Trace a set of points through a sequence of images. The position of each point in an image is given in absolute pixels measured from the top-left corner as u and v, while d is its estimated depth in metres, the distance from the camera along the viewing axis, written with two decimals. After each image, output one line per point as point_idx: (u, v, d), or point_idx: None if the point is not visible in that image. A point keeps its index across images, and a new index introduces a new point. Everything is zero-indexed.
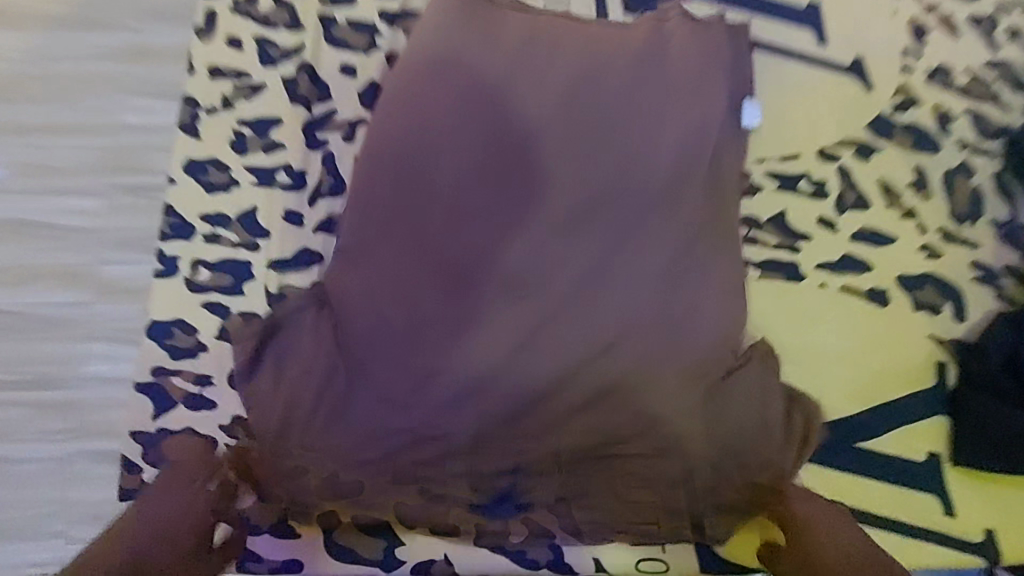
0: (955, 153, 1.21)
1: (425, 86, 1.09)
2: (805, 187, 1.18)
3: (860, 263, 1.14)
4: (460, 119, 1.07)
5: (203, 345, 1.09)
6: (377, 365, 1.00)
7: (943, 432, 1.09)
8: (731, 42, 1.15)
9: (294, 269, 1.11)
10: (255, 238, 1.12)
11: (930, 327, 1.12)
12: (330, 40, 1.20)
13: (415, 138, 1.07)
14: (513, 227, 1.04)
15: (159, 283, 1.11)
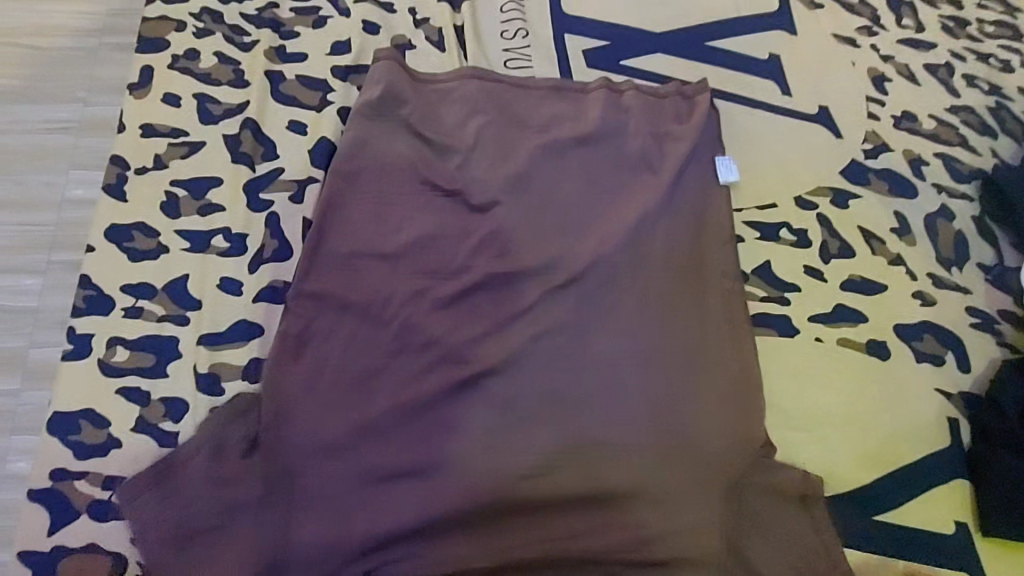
0: (932, 196, 1.17)
1: (370, 171, 1.05)
2: (787, 236, 1.12)
3: (853, 313, 1.06)
4: (410, 207, 1.03)
5: (117, 438, 0.91)
6: (326, 478, 0.87)
7: (968, 500, 0.97)
8: (684, 101, 1.17)
9: (228, 343, 0.97)
10: (184, 310, 0.98)
11: (934, 380, 1.04)
12: (277, 95, 1.13)
13: (363, 223, 1.02)
14: (471, 313, 0.98)
15: (68, 367, 0.94)
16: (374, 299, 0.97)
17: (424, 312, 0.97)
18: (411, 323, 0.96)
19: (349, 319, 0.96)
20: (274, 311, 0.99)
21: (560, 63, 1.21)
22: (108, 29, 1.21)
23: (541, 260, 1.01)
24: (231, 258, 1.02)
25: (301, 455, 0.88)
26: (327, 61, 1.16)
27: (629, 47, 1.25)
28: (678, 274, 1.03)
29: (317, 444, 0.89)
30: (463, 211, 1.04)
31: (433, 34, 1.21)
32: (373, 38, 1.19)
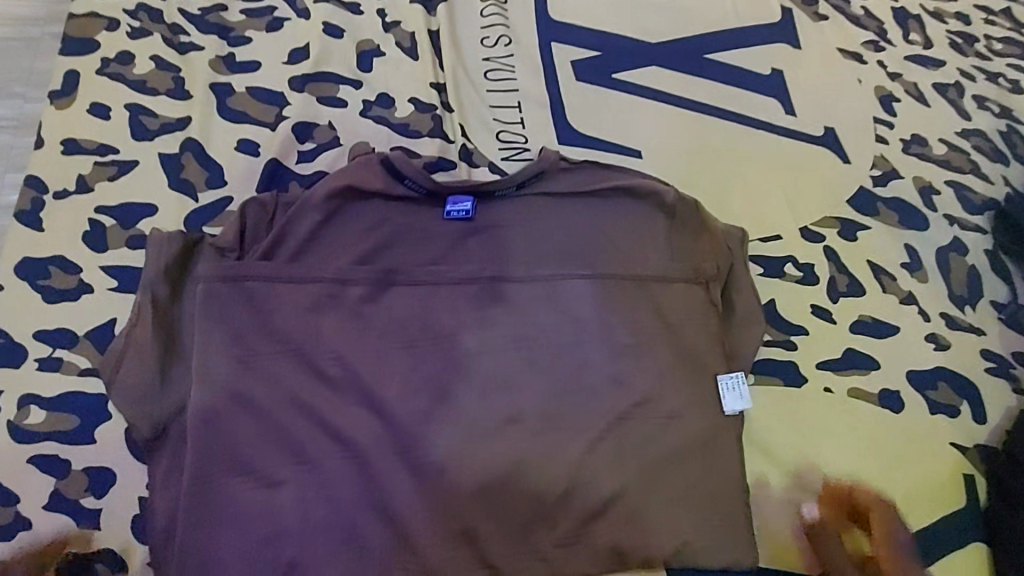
0: (944, 228, 1.10)
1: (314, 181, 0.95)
2: (792, 271, 1.03)
3: (866, 361, 0.98)
4: None
5: (27, 518, 0.78)
6: None
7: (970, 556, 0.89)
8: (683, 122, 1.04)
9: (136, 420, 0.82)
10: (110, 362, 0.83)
11: (950, 431, 0.96)
12: (224, 110, 0.98)
13: None
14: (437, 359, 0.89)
15: None
16: (331, 362, 0.87)
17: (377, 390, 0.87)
18: (370, 381, 0.87)
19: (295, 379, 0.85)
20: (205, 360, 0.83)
21: (547, 76, 1.09)
22: (17, 15, 1.04)
23: (508, 323, 0.92)
24: (145, 291, 0.85)
25: (228, 471, 0.80)
26: (283, 70, 1.02)
27: (624, 58, 1.14)
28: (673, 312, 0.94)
29: (255, 459, 0.81)
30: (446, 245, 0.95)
31: (404, 39, 1.07)
32: (336, 42, 1.05)
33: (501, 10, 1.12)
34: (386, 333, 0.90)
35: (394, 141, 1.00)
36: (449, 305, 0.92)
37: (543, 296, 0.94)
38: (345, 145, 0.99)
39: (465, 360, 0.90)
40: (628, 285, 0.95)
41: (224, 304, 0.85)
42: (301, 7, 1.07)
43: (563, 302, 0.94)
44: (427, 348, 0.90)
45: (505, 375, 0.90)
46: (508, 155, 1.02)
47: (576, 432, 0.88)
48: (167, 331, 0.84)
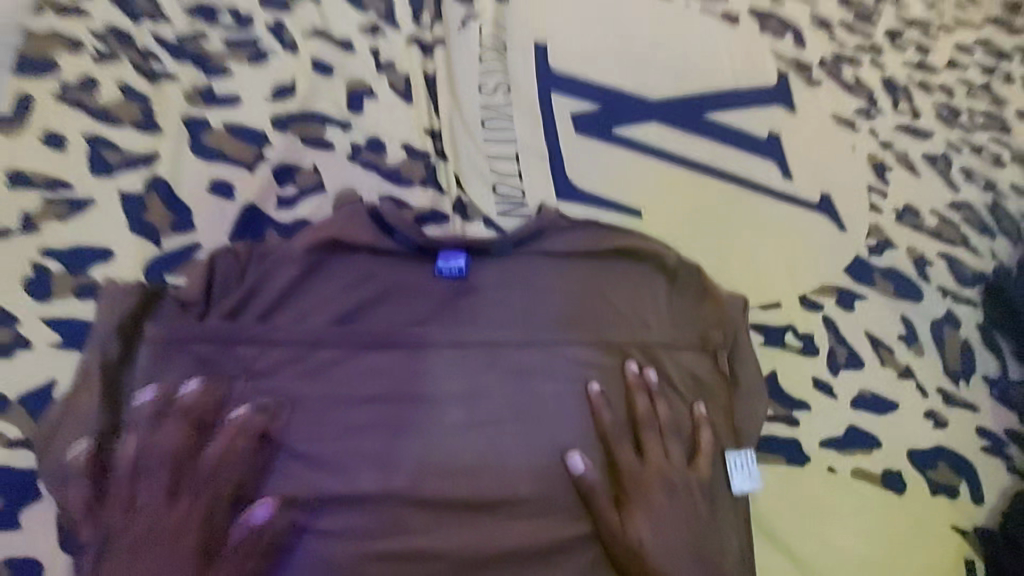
0: (938, 300, 1.09)
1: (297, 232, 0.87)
2: (793, 340, 1.00)
3: (869, 439, 0.95)
4: None
5: None
6: None
7: None
8: None
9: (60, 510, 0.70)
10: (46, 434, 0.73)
11: (951, 515, 0.93)
12: (197, 147, 0.90)
13: None
14: (423, 429, 0.81)
15: None
16: (302, 435, 0.77)
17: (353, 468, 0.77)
18: (344, 452, 0.78)
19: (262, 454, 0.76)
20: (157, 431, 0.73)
21: (546, 128, 1.05)
22: None
23: (501, 394, 0.85)
24: (95, 350, 0.75)
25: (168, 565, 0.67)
26: (267, 107, 0.94)
27: (624, 113, 1.11)
28: (672, 385, 0.90)
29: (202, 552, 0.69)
30: (437, 303, 0.87)
31: (398, 82, 1.01)
32: (326, 80, 0.99)
33: (500, 58, 1.08)
34: (367, 403, 0.81)
35: (385, 189, 0.94)
36: (437, 372, 0.84)
37: (538, 365, 0.88)
38: (330, 191, 0.92)
39: (453, 433, 0.82)
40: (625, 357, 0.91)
41: (186, 370, 0.76)
42: (289, 42, 1.00)
43: (558, 372, 0.88)
44: (410, 420, 0.81)
45: (496, 451, 0.82)
46: (505, 210, 0.97)
47: (574, 516, 0.81)
48: (113, 396, 0.74)
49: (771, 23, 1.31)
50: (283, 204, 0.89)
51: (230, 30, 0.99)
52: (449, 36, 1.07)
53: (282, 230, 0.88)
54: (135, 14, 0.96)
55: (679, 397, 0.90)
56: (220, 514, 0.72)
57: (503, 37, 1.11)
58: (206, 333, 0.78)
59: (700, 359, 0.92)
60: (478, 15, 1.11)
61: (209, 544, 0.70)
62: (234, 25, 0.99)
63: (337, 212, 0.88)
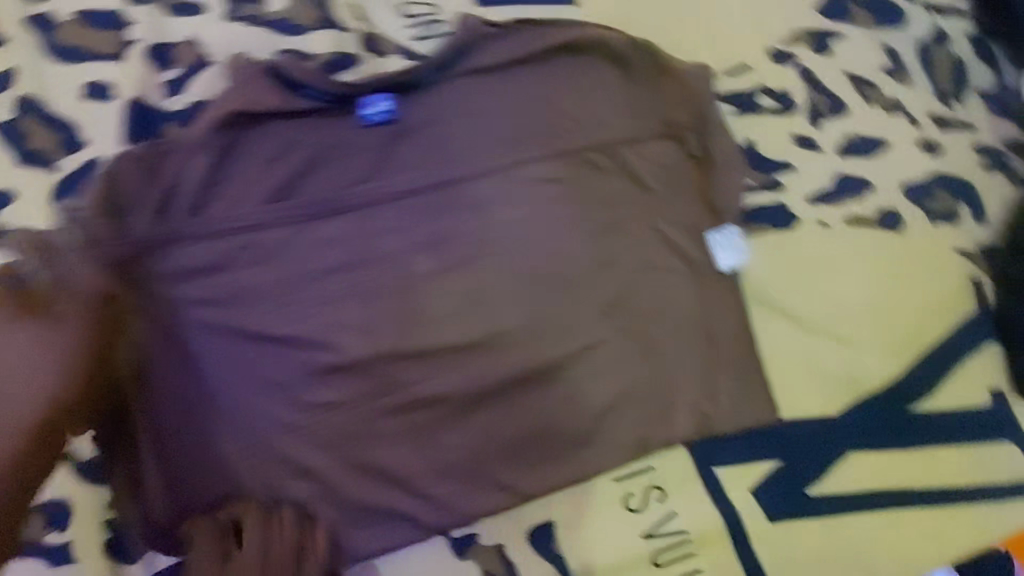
0: (924, 17, 0.97)
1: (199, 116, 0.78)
2: (767, 101, 0.91)
3: (861, 183, 0.89)
4: None
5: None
6: None
7: (997, 360, 0.88)
8: None
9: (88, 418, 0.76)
10: None
11: (955, 240, 0.89)
12: (54, 51, 0.78)
13: None
14: (395, 283, 0.78)
15: None
16: (281, 325, 0.76)
17: (334, 340, 0.76)
18: (318, 328, 0.76)
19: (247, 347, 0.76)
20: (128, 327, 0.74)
21: None
22: None
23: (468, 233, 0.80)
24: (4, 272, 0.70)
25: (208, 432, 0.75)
26: None
27: None
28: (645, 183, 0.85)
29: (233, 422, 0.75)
30: (376, 152, 0.80)
31: None
32: None
33: None
34: (330, 272, 0.77)
35: (277, 44, 0.81)
36: (397, 227, 0.79)
37: (501, 195, 0.82)
38: (219, 61, 0.80)
39: (427, 283, 0.78)
40: (591, 165, 0.84)
41: (147, 289, 0.75)
42: None
43: (523, 198, 0.82)
44: (382, 282, 0.78)
45: (477, 290, 0.79)
46: (418, 34, 0.84)
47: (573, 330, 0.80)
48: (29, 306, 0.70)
49: None
50: (172, 90, 0.79)
51: None
52: None
53: (178, 118, 0.78)
54: None
55: (656, 189, 0.85)
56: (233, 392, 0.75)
57: None
58: (146, 245, 0.74)
59: (671, 146, 0.87)
60: None
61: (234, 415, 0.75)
62: None
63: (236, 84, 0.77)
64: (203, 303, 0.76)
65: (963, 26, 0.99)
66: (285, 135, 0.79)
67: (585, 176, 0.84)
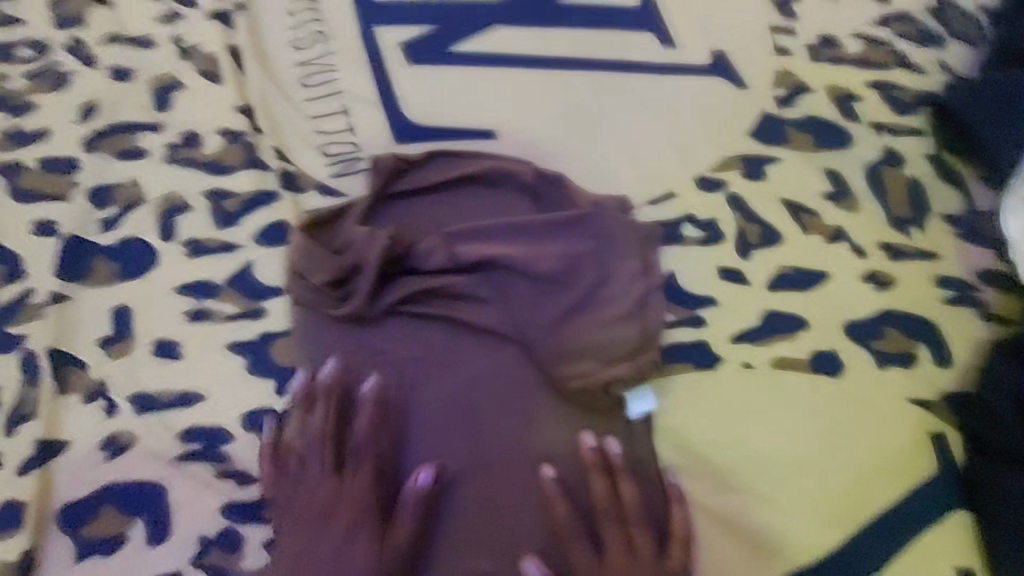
0: (871, 140, 0.92)
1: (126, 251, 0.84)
2: (691, 230, 0.87)
3: (793, 320, 0.82)
4: None
5: None
6: None
7: (968, 531, 0.73)
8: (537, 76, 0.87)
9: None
10: None
11: (905, 387, 0.80)
12: (13, 191, 0.87)
13: None
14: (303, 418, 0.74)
15: None
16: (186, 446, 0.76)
17: (233, 472, 0.76)
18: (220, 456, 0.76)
19: (142, 472, 0.75)
20: (26, 455, 0.76)
21: (374, 68, 0.95)
22: None
23: (371, 371, 0.78)
24: None
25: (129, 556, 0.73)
26: (77, 131, 0.90)
27: (463, 26, 0.99)
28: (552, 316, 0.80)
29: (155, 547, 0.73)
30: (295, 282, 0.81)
31: (206, 65, 0.94)
32: (129, 86, 0.93)
33: (311, 6, 0.98)
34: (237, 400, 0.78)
35: (206, 183, 0.87)
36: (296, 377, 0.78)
37: (406, 333, 0.81)
38: (149, 201, 0.86)
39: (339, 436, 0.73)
40: (490, 297, 0.81)
41: (47, 415, 0.77)
42: (88, 55, 0.95)
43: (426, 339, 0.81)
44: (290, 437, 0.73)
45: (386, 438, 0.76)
46: (340, 170, 0.89)
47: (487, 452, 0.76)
48: None
49: None
50: (106, 225, 0.85)
51: (29, 65, 0.95)
52: None
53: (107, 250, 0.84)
54: None
55: (568, 320, 0.80)
56: (157, 513, 0.74)
57: None
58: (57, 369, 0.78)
59: (583, 266, 0.81)
60: None
61: (156, 537, 0.74)
62: (32, 55, 0.95)
63: (168, 224, 0.85)
64: (102, 429, 0.77)
65: (919, 146, 0.92)
66: (203, 268, 0.83)
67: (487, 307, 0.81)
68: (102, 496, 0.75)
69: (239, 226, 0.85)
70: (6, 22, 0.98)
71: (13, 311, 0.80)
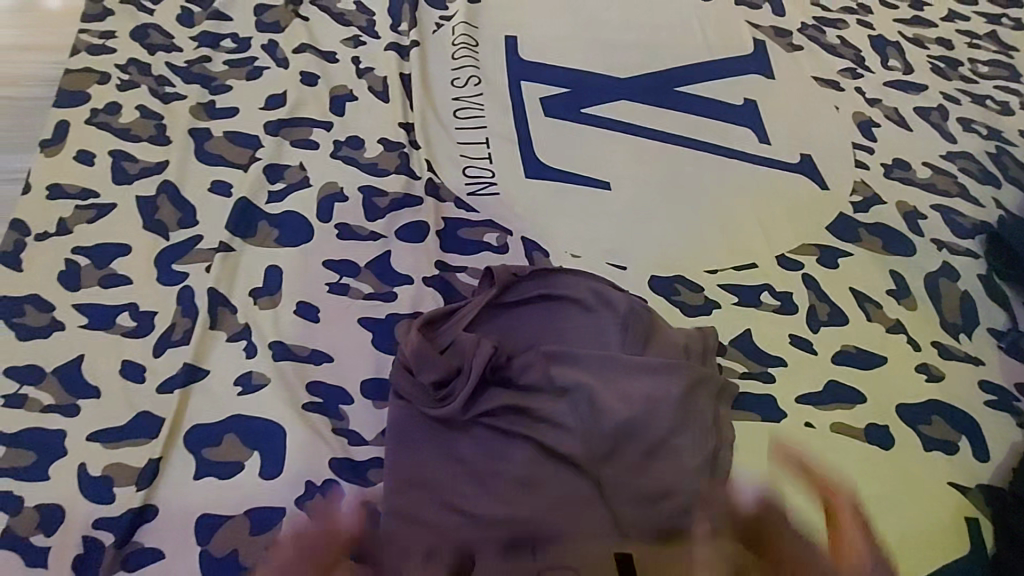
0: (932, 253, 1.05)
1: (286, 222, 0.98)
2: (769, 298, 0.99)
3: (850, 393, 0.92)
4: None
5: None
6: None
7: None
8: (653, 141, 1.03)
9: (128, 439, 0.82)
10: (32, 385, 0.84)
11: (946, 472, 0.88)
12: (200, 154, 1.02)
13: None
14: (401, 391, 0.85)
15: None
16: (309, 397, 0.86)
17: (344, 431, 0.84)
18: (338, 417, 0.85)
19: (265, 411, 0.84)
20: (170, 375, 0.86)
21: (515, 113, 1.11)
22: (35, 75, 1.11)
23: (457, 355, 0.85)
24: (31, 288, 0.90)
25: (240, 486, 0.80)
26: (261, 115, 1.06)
27: (593, 93, 1.16)
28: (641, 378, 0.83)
29: (265, 482, 0.81)
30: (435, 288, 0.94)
31: (376, 84, 1.11)
32: (311, 88, 1.10)
33: (470, 54, 1.16)
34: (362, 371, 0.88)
35: (361, 179, 1.02)
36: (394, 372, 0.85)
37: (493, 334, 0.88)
38: (314, 185, 1.01)
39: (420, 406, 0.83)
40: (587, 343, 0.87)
41: (195, 345, 0.87)
42: (281, 57, 1.12)
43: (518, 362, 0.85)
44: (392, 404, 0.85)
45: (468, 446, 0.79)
46: (475, 191, 1.03)
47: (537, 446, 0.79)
48: (56, 323, 0.88)
49: None
50: (273, 197, 1.00)
51: (230, 55, 1.13)
52: (424, 38, 1.17)
53: (271, 218, 0.98)
54: (153, 48, 1.13)
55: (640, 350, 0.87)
56: (271, 451, 0.82)
57: (474, 35, 1.20)
58: (212, 308, 0.90)
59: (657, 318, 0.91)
60: (452, 17, 1.21)
61: (267, 472, 0.81)
62: (234, 47, 1.14)
63: (325, 206, 0.99)
64: (239, 367, 0.87)
65: (974, 265, 1.04)
66: (347, 248, 0.96)
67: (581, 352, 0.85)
68: (228, 426, 0.83)
69: (383, 220, 0.99)
70: (219, 19, 1.17)
71: (186, 253, 0.94)
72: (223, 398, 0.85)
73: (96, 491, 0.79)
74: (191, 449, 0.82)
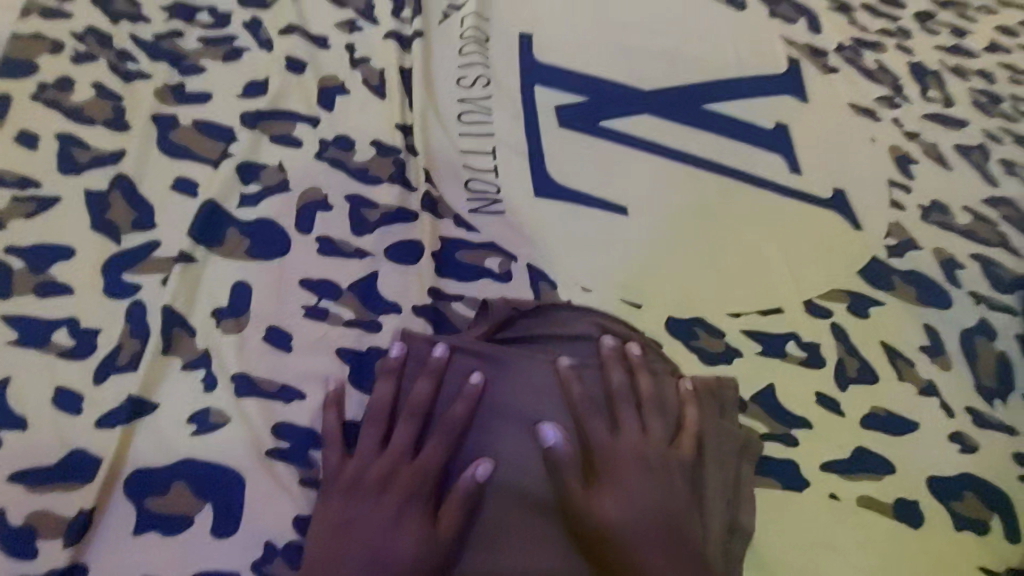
0: (967, 307, 0.97)
1: (259, 231, 0.85)
2: (794, 349, 0.90)
3: (878, 461, 0.84)
4: None
5: None
6: None
7: None
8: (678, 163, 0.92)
9: (57, 483, 0.69)
10: None
11: (978, 557, 0.80)
12: (164, 145, 0.89)
13: None
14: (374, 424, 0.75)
15: None
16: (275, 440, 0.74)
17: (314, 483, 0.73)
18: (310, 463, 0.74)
19: (223, 455, 0.73)
20: (112, 406, 0.73)
21: (526, 121, 1.00)
22: None
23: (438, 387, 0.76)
24: None
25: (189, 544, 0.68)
26: (237, 103, 0.93)
27: (613, 103, 1.05)
28: (657, 433, 0.75)
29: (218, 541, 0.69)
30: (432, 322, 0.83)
31: (372, 77, 0.98)
32: (298, 76, 0.97)
33: (479, 51, 1.04)
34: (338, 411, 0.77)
35: (349, 186, 0.90)
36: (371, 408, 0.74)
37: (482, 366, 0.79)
38: (294, 190, 0.88)
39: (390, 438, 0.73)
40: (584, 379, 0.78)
41: (144, 373, 0.75)
42: (265, 38, 0.99)
43: (520, 408, 0.75)
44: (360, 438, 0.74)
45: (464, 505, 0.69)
46: (477, 208, 0.92)
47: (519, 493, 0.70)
48: None
49: (783, 8, 1.25)
50: (246, 201, 0.87)
51: (206, 31, 0.99)
52: (428, 29, 1.05)
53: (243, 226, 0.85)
54: (116, 17, 0.98)
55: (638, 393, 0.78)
56: (228, 503, 0.70)
57: (484, 29, 1.07)
58: (167, 329, 0.78)
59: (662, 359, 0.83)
60: (461, 8, 1.09)
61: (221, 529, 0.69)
62: (211, 23, 1.00)
63: (305, 216, 0.87)
64: (195, 401, 0.75)
65: (1012, 324, 0.96)
66: (328, 266, 0.84)
67: (590, 399, 0.76)
68: (179, 471, 0.71)
69: (371, 235, 0.87)
70: None
71: (140, 261, 0.81)
72: (174, 437, 0.73)
73: (14, 546, 0.66)
74: (134, 497, 0.70)
